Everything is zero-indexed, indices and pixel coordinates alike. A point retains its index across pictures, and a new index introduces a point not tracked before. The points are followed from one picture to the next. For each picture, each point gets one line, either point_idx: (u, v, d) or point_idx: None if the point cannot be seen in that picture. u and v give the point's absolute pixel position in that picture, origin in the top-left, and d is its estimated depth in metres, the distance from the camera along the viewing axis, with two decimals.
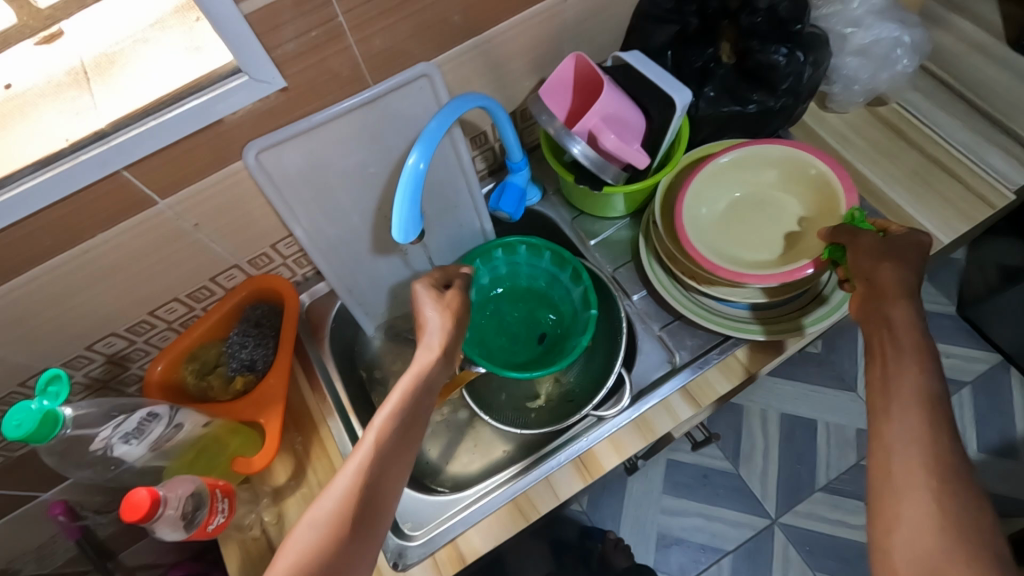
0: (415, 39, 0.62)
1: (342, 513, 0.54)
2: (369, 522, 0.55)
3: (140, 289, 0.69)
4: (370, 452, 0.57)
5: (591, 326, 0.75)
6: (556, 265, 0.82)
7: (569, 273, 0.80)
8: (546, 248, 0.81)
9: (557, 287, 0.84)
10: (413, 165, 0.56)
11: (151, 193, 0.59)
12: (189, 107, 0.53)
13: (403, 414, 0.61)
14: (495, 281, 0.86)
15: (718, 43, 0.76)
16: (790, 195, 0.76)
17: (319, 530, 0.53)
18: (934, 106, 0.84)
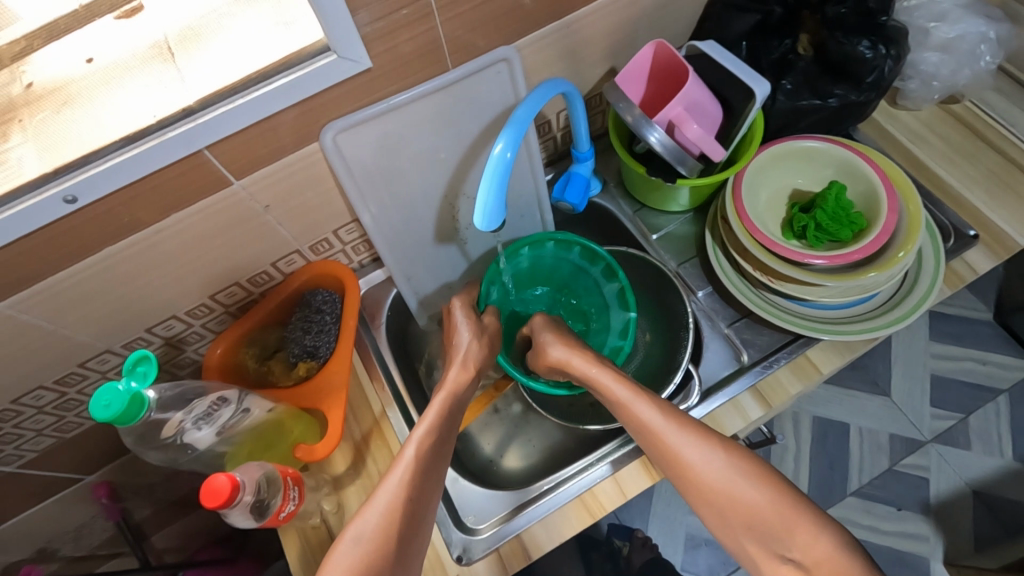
0: (499, 21, 0.60)
1: (386, 527, 0.53)
2: (412, 533, 0.54)
3: (206, 272, 0.68)
4: (410, 463, 0.58)
5: (630, 332, 0.76)
6: (586, 259, 0.79)
7: (601, 268, 0.78)
8: (576, 242, 0.78)
9: (583, 277, 0.82)
10: (501, 153, 0.55)
11: (227, 173, 0.58)
12: (277, 86, 0.52)
13: (439, 430, 0.62)
14: (518, 276, 0.82)
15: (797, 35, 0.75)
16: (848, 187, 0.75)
17: (366, 545, 0.52)
18: (1009, 105, 0.82)
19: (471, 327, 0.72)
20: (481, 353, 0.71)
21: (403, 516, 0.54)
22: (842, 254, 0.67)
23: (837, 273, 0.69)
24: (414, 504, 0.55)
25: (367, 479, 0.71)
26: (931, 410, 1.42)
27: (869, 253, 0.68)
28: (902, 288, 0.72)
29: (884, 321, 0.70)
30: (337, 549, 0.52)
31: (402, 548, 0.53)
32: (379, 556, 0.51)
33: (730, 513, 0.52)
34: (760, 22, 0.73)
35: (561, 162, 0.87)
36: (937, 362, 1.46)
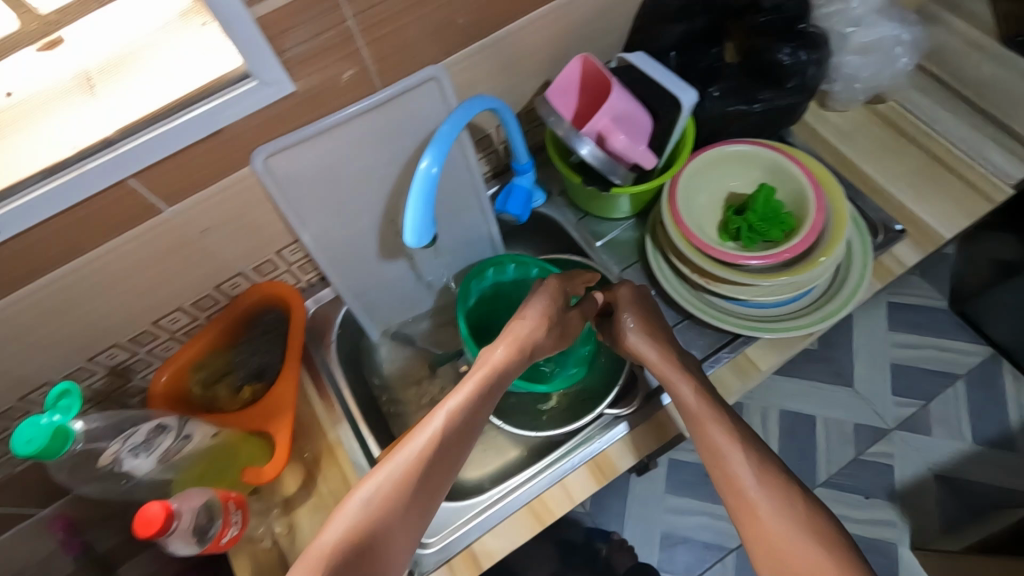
0: (425, 42, 0.62)
1: (388, 498, 0.56)
2: (414, 506, 0.57)
3: (148, 299, 0.68)
4: (433, 439, 0.59)
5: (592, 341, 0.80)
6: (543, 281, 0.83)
7: None
8: (535, 265, 0.80)
9: None
10: (427, 169, 0.57)
11: (157, 200, 0.58)
12: (197, 114, 0.53)
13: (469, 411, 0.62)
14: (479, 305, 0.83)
15: (723, 43, 0.78)
16: (779, 187, 0.77)
17: (368, 508, 0.55)
18: (932, 104, 0.86)
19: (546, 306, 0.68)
20: (541, 335, 0.68)
21: (406, 489, 0.56)
22: (772, 255, 0.69)
23: (771, 272, 0.71)
24: (419, 480, 0.57)
25: (318, 498, 0.71)
26: (893, 398, 1.46)
27: (799, 251, 0.70)
28: (835, 282, 0.74)
29: (824, 311, 0.72)
30: (344, 508, 0.56)
31: (399, 517, 0.55)
32: (377, 522, 0.54)
33: (779, 557, 0.54)
34: (688, 32, 0.76)
35: (505, 174, 0.88)
36: (897, 351, 1.51)
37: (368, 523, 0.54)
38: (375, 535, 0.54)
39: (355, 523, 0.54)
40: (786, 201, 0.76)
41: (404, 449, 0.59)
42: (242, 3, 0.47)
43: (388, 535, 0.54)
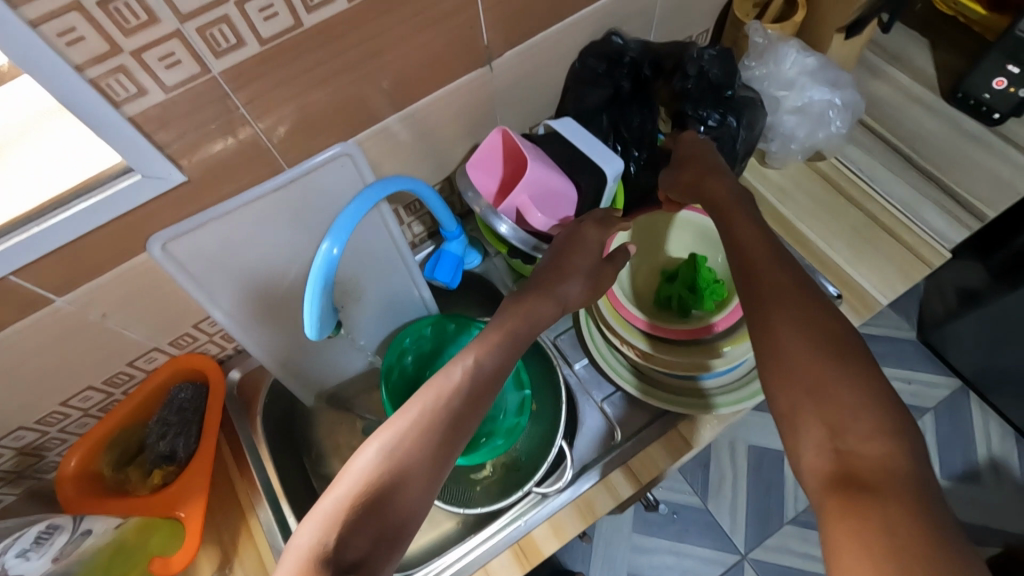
0: (332, 120, 0.60)
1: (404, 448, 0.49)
2: (432, 455, 0.50)
3: (52, 382, 0.65)
4: (452, 388, 0.53)
5: (525, 409, 0.77)
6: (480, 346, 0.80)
7: None
8: (473, 327, 0.78)
9: None
10: (326, 252, 0.55)
11: (47, 291, 0.55)
12: (76, 212, 0.50)
13: (487, 365, 0.56)
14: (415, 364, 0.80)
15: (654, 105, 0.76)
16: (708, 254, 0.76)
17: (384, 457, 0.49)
18: (872, 159, 0.85)
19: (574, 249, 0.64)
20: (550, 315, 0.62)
21: (425, 437, 0.50)
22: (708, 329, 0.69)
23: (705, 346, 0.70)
24: (438, 431, 0.51)
25: None
26: None
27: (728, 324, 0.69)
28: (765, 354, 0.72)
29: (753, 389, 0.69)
30: (358, 456, 0.50)
31: (415, 469, 0.48)
32: (391, 471, 0.48)
33: None
34: (614, 96, 0.74)
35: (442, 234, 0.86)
36: None
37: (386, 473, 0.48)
38: (390, 486, 0.47)
39: (368, 472, 0.48)
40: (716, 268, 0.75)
41: (422, 396, 0.53)
42: (112, 105, 0.46)
43: (403, 486, 0.47)
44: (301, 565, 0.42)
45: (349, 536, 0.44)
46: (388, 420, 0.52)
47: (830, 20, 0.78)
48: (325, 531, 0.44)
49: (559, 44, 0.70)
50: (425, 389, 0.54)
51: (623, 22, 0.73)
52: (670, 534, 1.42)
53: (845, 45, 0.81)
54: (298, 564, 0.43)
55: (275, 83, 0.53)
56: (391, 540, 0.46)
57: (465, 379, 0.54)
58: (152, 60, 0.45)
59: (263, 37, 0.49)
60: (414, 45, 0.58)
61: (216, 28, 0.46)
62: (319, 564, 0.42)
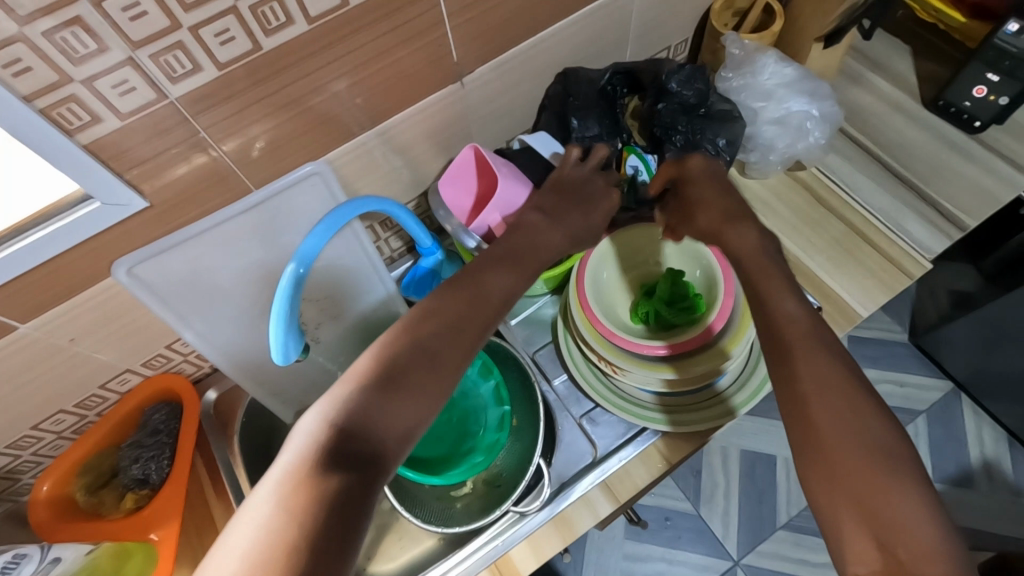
0: (300, 140, 0.59)
1: (420, 345, 0.49)
2: (446, 359, 0.49)
3: (22, 406, 0.64)
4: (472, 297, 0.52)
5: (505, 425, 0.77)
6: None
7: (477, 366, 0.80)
8: None
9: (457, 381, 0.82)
10: (291, 273, 0.55)
11: (11, 318, 0.55)
12: (32, 241, 0.49)
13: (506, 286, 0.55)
14: None
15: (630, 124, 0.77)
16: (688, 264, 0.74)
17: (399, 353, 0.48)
18: (853, 169, 0.84)
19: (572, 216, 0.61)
20: None
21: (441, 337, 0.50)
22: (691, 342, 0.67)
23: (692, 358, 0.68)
24: (453, 337, 0.50)
25: None
26: None
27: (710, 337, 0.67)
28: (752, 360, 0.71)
29: (749, 389, 0.70)
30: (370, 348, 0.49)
31: (429, 366, 0.48)
32: (409, 363, 0.48)
33: None
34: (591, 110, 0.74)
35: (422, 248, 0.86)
36: None
37: (400, 367, 0.47)
38: (403, 381, 0.47)
39: (381, 360, 0.48)
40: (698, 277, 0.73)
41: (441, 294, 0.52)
42: (66, 134, 0.45)
43: (417, 383, 0.47)
44: (315, 445, 0.42)
45: (360, 428, 0.44)
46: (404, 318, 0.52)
47: (807, 30, 0.78)
48: (339, 413, 0.44)
49: (532, 60, 0.69)
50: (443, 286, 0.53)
51: (599, 35, 0.73)
52: (662, 540, 1.41)
53: (823, 55, 0.81)
54: (309, 442, 0.43)
55: (238, 106, 0.52)
56: (399, 433, 0.46)
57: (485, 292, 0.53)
58: (105, 87, 0.44)
59: (221, 62, 0.48)
60: (381, 64, 0.57)
61: (171, 55, 0.45)
62: (329, 449, 0.42)
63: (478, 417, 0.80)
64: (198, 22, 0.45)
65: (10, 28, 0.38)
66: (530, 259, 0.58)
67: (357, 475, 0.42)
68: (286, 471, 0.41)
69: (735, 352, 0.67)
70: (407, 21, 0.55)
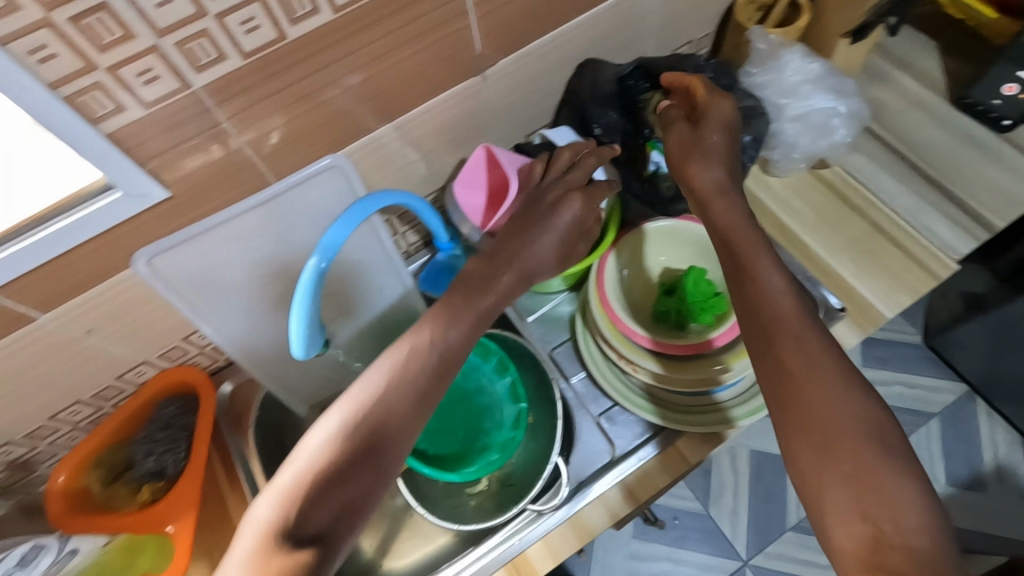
0: (320, 132, 0.59)
1: (363, 421, 0.49)
2: (393, 429, 0.50)
3: (38, 398, 0.64)
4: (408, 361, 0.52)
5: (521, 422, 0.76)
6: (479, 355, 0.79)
7: (493, 363, 0.79)
8: None
9: (474, 378, 0.80)
10: (314, 267, 0.53)
11: (31, 309, 0.55)
12: (54, 231, 0.49)
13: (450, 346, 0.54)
14: None
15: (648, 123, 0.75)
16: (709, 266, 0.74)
17: (343, 431, 0.49)
18: (877, 168, 0.82)
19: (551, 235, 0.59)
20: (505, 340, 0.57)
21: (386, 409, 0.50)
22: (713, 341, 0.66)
23: (710, 358, 0.67)
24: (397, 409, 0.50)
25: None
26: None
27: (727, 340, 0.66)
28: None
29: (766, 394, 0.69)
30: (320, 423, 0.50)
31: (375, 441, 0.49)
32: (354, 442, 0.48)
33: None
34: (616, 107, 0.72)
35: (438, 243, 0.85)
36: None
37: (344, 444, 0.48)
38: (350, 460, 0.47)
39: (327, 441, 0.48)
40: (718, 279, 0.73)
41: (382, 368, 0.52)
42: (88, 122, 0.44)
43: (363, 462, 0.48)
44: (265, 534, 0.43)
45: (312, 507, 0.45)
46: (352, 387, 0.52)
47: (834, 25, 0.76)
48: (288, 496, 0.45)
49: (554, 53, 0.68)
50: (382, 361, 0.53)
51: (621, 29, 0.71)
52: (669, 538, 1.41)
53: (850, 51, 0.79)
54: (258, 536, 0.44)
55: (260, 96, 0.51)
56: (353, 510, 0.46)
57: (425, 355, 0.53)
58: (129, 75, 0.44)
59: (245, 50, 0.47)
60: (403, 56, 0.57)
61: (196, 42, 0.45)
62: (278, 535, 0.43)
63: (493, 415, 0.79)
64: (224, 10, 0.44)
65: (35, 13, 0.38)
66: (487, 295, 0.56)
67: (308, 560, 0.43)
68: (243, 557, 0.42)
69: None
70: (430, 12, 0.54)
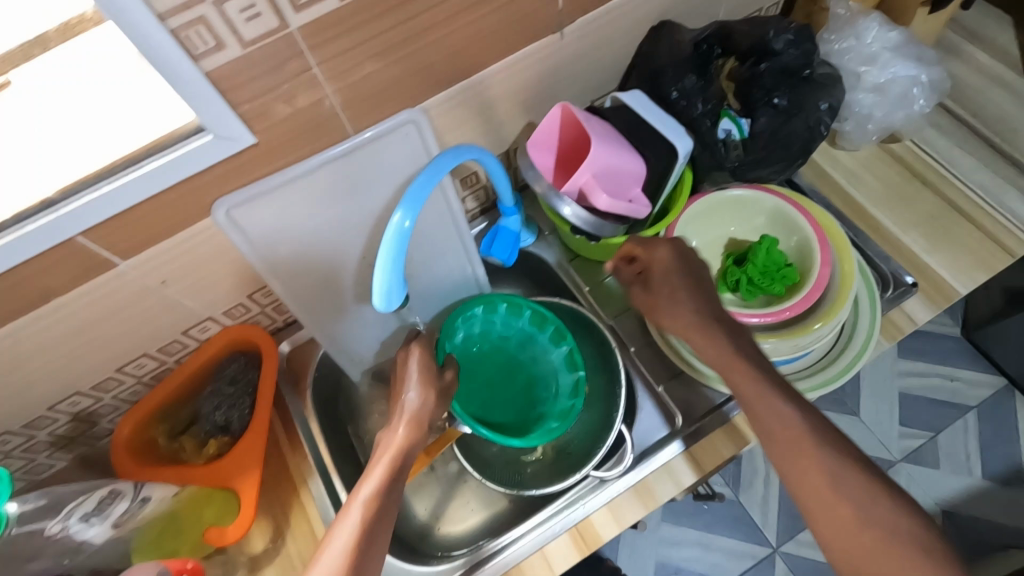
0: (400, 85, 0.58)
1: (393, 460, 0.58)
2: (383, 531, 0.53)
3: (107, 350, 0.64)
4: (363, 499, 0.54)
5: (579, 393, 0.72)
6: (535, 326, 0.76)
7: (550, 333, 0.75)
8: (528, 306, 0.75)
9: (530, 349, 0.78)
10: (399, 224, 0.53)
11: (112, 255, 0.55)
12: (146, 171, 0.48)
13: (399, 460, 0.58)
14: (468, 338, 0.77)
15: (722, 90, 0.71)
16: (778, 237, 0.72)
17: (381, 473, 0.57)
18: (949, 144, 0.80)
19: (422, 375, 0.63)
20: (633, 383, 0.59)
21: (409, 447, 0.59)
22: (787, 308, 0.64)
23: (779, 329, 0.66)
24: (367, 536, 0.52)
25: (284, 558, 0.67)
26: (899, 429, 1.40)
27: (796, 313, 0.65)
28: (840, 339, 0.70)
29: (840, 365, 0.67)
30: (333, 535, 0.52)
31: (402, 477, 0.58)
32: None
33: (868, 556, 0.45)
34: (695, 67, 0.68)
35: (494, 211, 0.84)
36: (907, 380, 1.44)
37: (384, 482, 0.56)
38: (389, 492, 0.56)
39: None
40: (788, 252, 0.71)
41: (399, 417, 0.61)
42: (188, 58, 0.44)
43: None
44: (340, 561, 0.50)
45: None
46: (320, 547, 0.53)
47: None
48: None
49: (631, 13, 0.66)
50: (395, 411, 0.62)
51: None
52: (696, 525, 1.40)
53: (928, 20, 0.77)
54: None
55: (349, 44, 0.51)
56: None
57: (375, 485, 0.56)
58: (232, 11, 0.43)
59: None
60: (489, 9, 0.55)
61: None
62: None
63: (551, 386, 0.76)
64: None
65: None
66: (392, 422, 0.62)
67: None
68: None
69: (827, 324, 0.65)
70: None
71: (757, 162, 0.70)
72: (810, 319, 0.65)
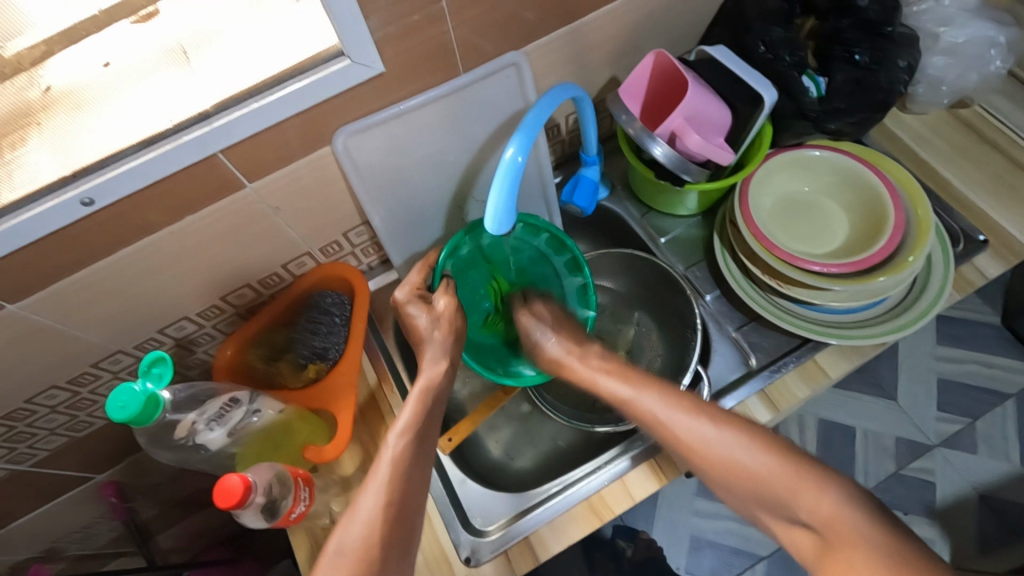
0: (510, 26, 0.61)
1: (424, 399, 0.60)
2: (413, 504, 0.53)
3: (218, 273, 0.68)
4: (392, 463, 0.55)
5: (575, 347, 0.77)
6: (551, 247, 0.77)
7: (566, 259, 0.78)
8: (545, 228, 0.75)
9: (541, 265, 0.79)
10: (512, 158, 0.55)
11: (241, 175, 0.58)
12: (291, 90, 0.53)
13: (423, 422, 0.59)
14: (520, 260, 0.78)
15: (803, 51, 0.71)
16: (842, 200, 0.75)
17: (409, 425, 0.58)
18: (1019, 110, 0.82)
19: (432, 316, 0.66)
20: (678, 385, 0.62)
21: (437, 384, 0.62)
22: (867, 256, 0.67)
23: (848, 277, 0.68)
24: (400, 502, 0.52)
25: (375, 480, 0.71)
26: (936, 412, 1.32)
27: (865, 263, 0.67)
28: (912, 291, 0.72)
29: (917, 309, 0.70)
30: (369, 490, 0.53)
31: (435, 416, 0.60)
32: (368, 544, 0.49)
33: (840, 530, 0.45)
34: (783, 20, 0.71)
35: (569, 165, 0.87)
36: (945, 365, 1.36)
37: (412, 428, 0.58)
38: (418, 452, 0.56)
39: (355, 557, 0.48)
40: (846, 219, 0.74)
41: (427, 356, 0.64)
42: None
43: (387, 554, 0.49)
44: (381, 502, 0.52)
45: None
46: (359, 496, 0.53)
47: None
48: None
49: None
50: (421, 345, 0.66)
51: None
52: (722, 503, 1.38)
53: None
54: None
55: None
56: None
57: (405, 445, 0.56)
58: None
59: None
60: None
61: None
62: None
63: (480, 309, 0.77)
64: None
65: None
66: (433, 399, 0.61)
67: None
68: None
69: (910, 267, 0.66)
70: None
71: (842, 112, 0.71)
72: (875, 272, 0.67)
